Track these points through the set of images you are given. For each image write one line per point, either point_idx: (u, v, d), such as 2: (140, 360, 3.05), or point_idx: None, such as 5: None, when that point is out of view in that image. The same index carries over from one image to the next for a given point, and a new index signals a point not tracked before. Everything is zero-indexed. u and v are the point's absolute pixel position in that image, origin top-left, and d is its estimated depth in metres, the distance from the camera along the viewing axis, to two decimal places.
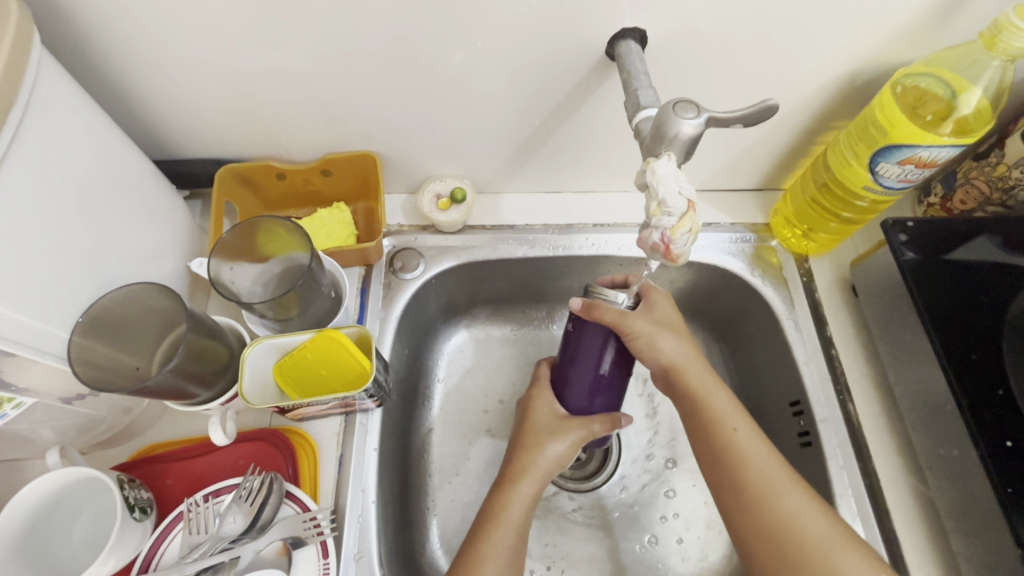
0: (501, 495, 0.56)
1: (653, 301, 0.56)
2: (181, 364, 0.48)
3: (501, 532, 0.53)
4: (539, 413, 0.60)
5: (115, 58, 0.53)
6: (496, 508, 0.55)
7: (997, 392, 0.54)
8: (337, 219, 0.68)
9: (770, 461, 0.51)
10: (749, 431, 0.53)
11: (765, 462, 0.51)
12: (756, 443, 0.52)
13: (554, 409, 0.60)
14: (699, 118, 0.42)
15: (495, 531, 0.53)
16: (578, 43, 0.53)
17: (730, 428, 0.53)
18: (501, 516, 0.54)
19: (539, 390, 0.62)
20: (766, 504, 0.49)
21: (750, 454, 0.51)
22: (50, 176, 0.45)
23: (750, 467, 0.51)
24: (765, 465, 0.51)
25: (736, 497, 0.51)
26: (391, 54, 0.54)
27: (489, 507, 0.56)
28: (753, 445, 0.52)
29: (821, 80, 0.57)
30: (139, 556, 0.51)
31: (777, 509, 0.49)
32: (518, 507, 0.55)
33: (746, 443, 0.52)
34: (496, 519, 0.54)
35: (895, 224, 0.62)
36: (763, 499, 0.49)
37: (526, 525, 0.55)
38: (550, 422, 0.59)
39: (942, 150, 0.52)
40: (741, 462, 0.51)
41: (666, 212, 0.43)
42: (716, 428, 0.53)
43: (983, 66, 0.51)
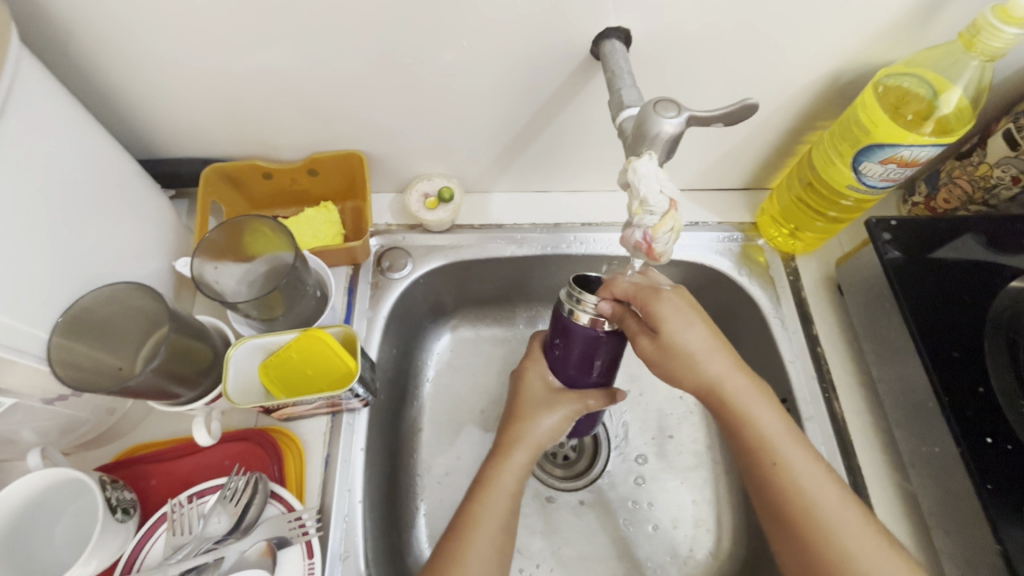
0: (496, 459, 0.56)
1: (663, 300, 0.49)
2: (163, 364, 0.48)
3: (492, 496, 0.54)
4: (532, 387, 0.59)
5: (97, 56, 0.52)
6: (486, 473, 0.55)
7: (978, 389, 0.54)
8: (324, 218, 0.68)
9: (824, 489, 0.47)
10: (801, 456, 0.48)
11: (821, 490, 0.47)
12: (809, 469, 0.48)
13: (547, 380, 0.59)
14: (679, 117, 0.42)
15: (486, 494, 0.54)
16: (563, 42, 0.53)
17: (780, 454, 0.48)
18: (492, 482, 0.54)
19: (531, 363, 0.61)
20: (821, 536, 0.45)
21: (803, 483, 0.47)
22: (30, 176, 0.45)
23: (801, 497, 0.47)
24: (818, 492, 0.47)
25: (789, 530, 0.47)
26: (376, 54, 0.54)
27: (482, 474, 0.56)
28: (805, 475, 0.47)
29: (805, 80, 0.58)
30: (122, 558, 0.50)
31: (835, 544, 0.45)
32: (510, 472, 0.55)
33: (796, 470, 0.48)
34: (488, 483, 0.54)
35: (878, 223, 0.62)
36: (816, 533, 0.46)
37: (519, 493, 0.55)
38: (544, 396, 0.58)
39: (923, 149, 0.53)
40: (793, 492, 0.47)
41: (648, 211, 0.43)
42: (763, 454, 0.48)
43: (964, 66, 0.52)
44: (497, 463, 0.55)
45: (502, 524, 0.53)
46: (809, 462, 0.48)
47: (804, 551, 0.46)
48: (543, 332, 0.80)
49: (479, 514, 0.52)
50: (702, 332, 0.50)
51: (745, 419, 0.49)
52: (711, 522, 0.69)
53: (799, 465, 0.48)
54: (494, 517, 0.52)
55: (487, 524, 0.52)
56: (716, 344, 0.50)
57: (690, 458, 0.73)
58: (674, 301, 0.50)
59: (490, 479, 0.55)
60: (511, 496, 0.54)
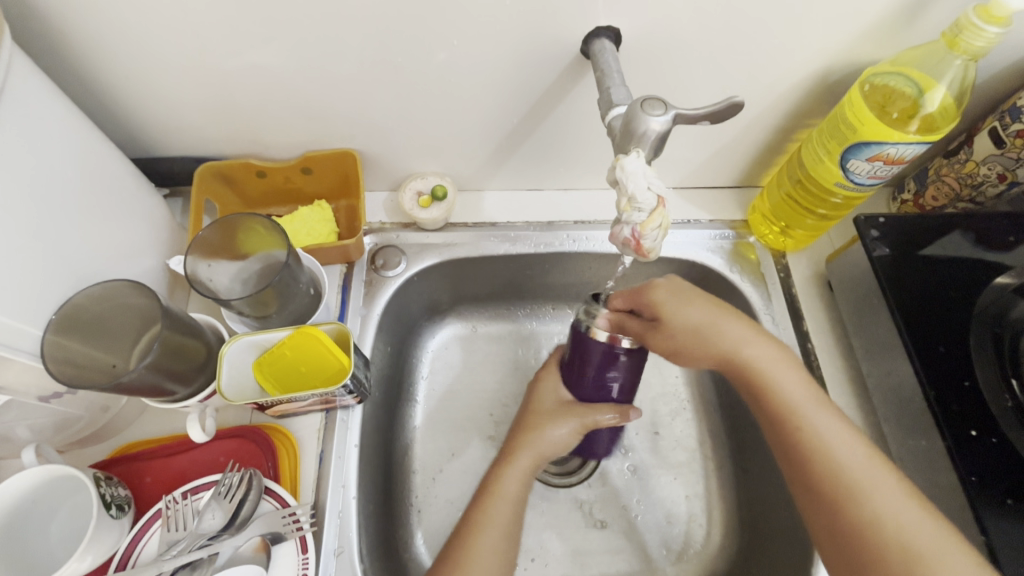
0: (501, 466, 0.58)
1: (658, 287, 0.55)
2: (157, 360, 0.49)
3: (497, 503, 0.55)
4: (545, 397, 0.62)
5: (90, 55, 0.53)
6: (492, 481, 0.57)
7: (963, 383, 0.55)
8: (318, 217, 0.68)
9: (853, 454, 0.47)
10: (826, 422, 0.49)
11: (851, 454, 0.47)
12: (836, 433, 0.48)
13: (559, 393, 0.61)
14: (666, 115, 0.42)
15: (490, 501, 0.55)
16: (554, 41, 0.54)
17: (805, 419, 0.49)
18: (496, 489, 0.55)
19: (545, 372, 0.64)
20: (853, 499, 0.45)
21: (830, 446, 0.47)
22: (22, 174, 0.45)
23: (830, 460, 0.47)
24: (847, 455, 0.47)
25: (822, 499, 0.46)
26: (369, 53, 0.54)
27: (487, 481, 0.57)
28: (831, 434, 0.48)
29: (794, 78, 0.58)
30: (117, 553, 0.51)
31: (868, 507, 0.44)
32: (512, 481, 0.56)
33: (823, 433, 0.48)
34: (492, 489, 0.56)
35: (867, 220, 0.63)
36: (849, 496, 0.45)
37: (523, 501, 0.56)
38: (554, 406, 0.61)
39: (909, 147, 0.54)
40: (821, 456, 0.47)
41: (636, 208, 0.44)
42: (786, 420, 0.49)
43: (947, 65, 0.53)
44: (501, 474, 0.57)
45: (507, 526, 0.54)
46: (837, 426, 0.48)
47: (838, 516, 0.45)
48: (538, 329, 0.80)
49: (486, 518, 0.53)
50: (709, 309, 0.54)
51: (769, 383, 0.51)
52: (704, 517, 0.70)
53: (824, 428, 0.48)
54: (501, 521, 0.53)
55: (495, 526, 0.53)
56: (727, 317, 0.54)
57: (683, 454, 0.73)
58: (670, 287, 0.55)
59: (496, 488, 0.55)
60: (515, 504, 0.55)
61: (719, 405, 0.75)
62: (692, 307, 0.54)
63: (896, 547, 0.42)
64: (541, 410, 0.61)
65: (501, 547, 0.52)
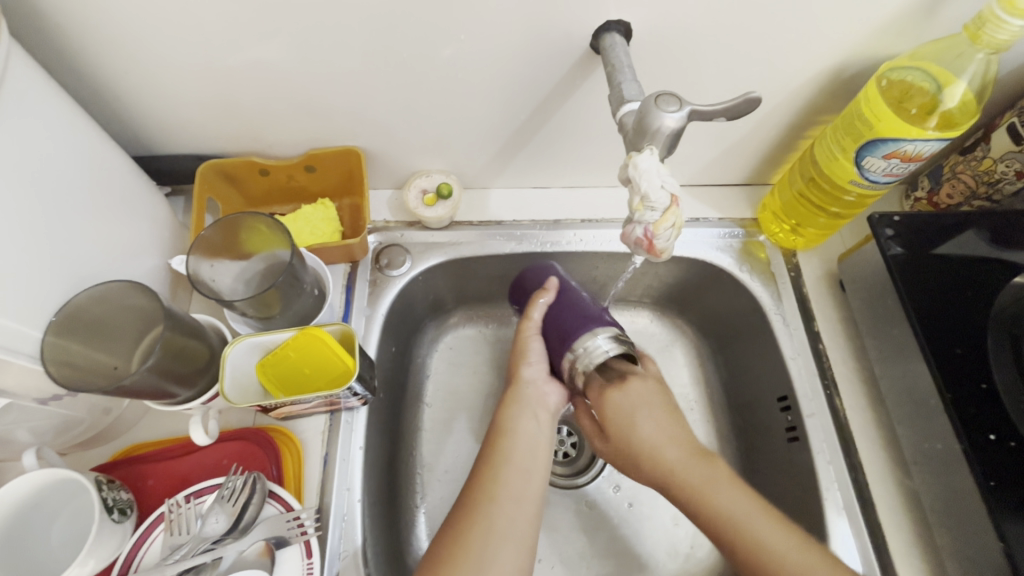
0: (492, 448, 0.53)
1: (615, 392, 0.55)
2: (158, 363, 0.48)
3: (510, 442, 0.53)
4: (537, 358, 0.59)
5: (90, 51, 0.52)
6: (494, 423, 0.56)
7: (981, 385, 0.54)
8: (322, 215, 0.67)
9: (755, 513, 0.49)
10: (731, 489, 0.50)
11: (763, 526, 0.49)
12: (739, 500, 0.50)
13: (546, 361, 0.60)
14: (681, 111, 0.41)
15: (501, 441, 0.54)
16: (562, 35, 0.52)
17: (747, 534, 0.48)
18: (506, 429, 0.55)
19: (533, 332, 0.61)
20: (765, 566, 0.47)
21: (734, 515, 0.49)
22: (22, 172, 0.44)
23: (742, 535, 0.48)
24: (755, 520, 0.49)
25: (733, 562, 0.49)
26: (376, 50, 0.53)
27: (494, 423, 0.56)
28: (771, 538, 0.48)
29: (809, 73, 0.57)
30: (119, 558, 0.50)
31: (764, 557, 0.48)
32: (521, 416, 0.55)
33: (728, 504, 0.50)
34: (501, 430, 0.54)
35: (882, 218, 0.61)
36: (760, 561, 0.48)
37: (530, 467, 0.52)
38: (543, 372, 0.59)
39: (927, 144, 0.52)
40: (730, 527, 0.49)
41: (649, 207, 0.43)
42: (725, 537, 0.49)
43: (968, 59, 0.51)
44: (507, 415, 0.55)
45: (530, 451, 0.53)
46: (741, 493, 0.50)
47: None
48: None
49: (498, 452, 0.53)
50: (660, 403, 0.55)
51: (706, 498, 0.50)
52: None
53: (726, 495, 0.50)
54: (513, 458, 0.52)
55: (508, 461, 0.52)
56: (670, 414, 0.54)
57: None
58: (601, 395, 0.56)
59: (504, 427, 0.55)
60: (529, 433, 0.54)
61: (728, 406, 0.74)
62: (620, 435, 0.54)
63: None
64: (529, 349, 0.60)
65: (526, 471, 0.52)
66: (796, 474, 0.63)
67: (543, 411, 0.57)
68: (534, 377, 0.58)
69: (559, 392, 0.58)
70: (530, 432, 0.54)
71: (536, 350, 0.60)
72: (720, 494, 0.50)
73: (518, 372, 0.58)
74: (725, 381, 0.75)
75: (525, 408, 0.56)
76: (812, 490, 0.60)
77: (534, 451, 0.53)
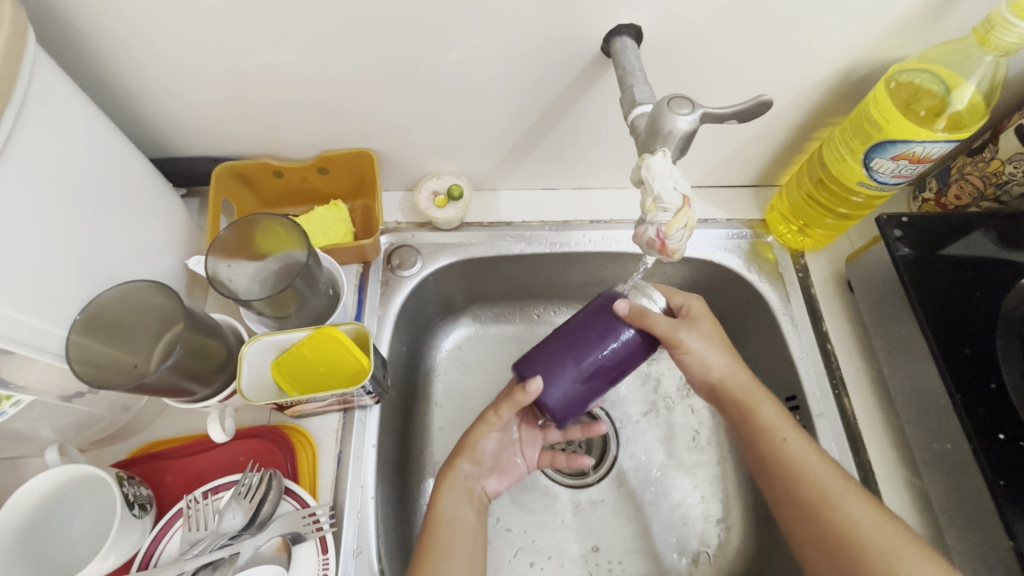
0: (431, 528, 0.56)
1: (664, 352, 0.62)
2: (179, 361, 0.48)
3: (446, 529, 0.55)
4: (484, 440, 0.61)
5: (111, 57, 0.53)
6: (431, 511, 0.57)
7: (990, 385, 0.54)
8: (335, 216, 0.68)
9: (829, 472, 0.51)
10: (803, 440, 0.54)
11: (836, 482, 0.50)
12: (811, 451, 0.53)
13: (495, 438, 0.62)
14: (694, 114, 0.42)
15: (440, 531, 0.55)
16: (573, 39, 0.53)
17: (836, 506, 0.49)
18: (445, 518, 0.56)
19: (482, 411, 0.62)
20: (826, 512, 0.49)
21: (804, 460, 0.52)
22: (49, 175, 0.45)
23: (808, 478, 0.51)
24: (824, 473, 0.51)
25: (802, 510, 0.51)
26: (389, 54, 0.54)
27: (430, 510, 0.57)
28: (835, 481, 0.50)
29: (816, 76, 0.58)
30: (139, 553, 0.51)
31: (840, 515, 0.49)
32: (459, 503, 0.58)
33: (800, 452, 0.52)
34: (439, 519, 0.56)
35: (890, 219, 0.62)
36: (822, 506, 0.49)
37: (468, 547, 0.55)
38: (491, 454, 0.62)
39: (936, 145, 0.53)
40: (799, 469, 0.52)
41: (662, 208, 0.43)
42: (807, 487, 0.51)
43: (977, 62, 0.52)
44: (443, 497, 0.58)
45: (469, 541, 0.56)
46: (809, 444, 0.53)
47: (813, 524, 0.50)
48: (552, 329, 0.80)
49: (437, 543, 0.54)
50: (715, 343, 0.58)
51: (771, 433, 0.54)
52: (721, 518, 0.70)
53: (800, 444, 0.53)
54: (451, 547, 0.54)
55: (448, 556, 0.53)
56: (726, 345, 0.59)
57: (699, 454, 0.73)
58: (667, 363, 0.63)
59: (441, 517, 0.56)
60: (464, 518, 0.57)
61: None
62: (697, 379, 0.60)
63: (866, 555, 0.46)
64: (478, 445, 0.61)
65: (468, 562, 0.54)
66: None
67: (476, 501, 0.60)
68: (472, 469, 0.61)
69: (495, 480, 0.64)
70: (467, 520, 0.57)
71: (485, 446, 0.61)
72: (791, 444, 0.53)
73: (454, 463, 0.60)
74: None
75: (462, 496, 0.59)
76: None
77: (469, 540, 0.56)
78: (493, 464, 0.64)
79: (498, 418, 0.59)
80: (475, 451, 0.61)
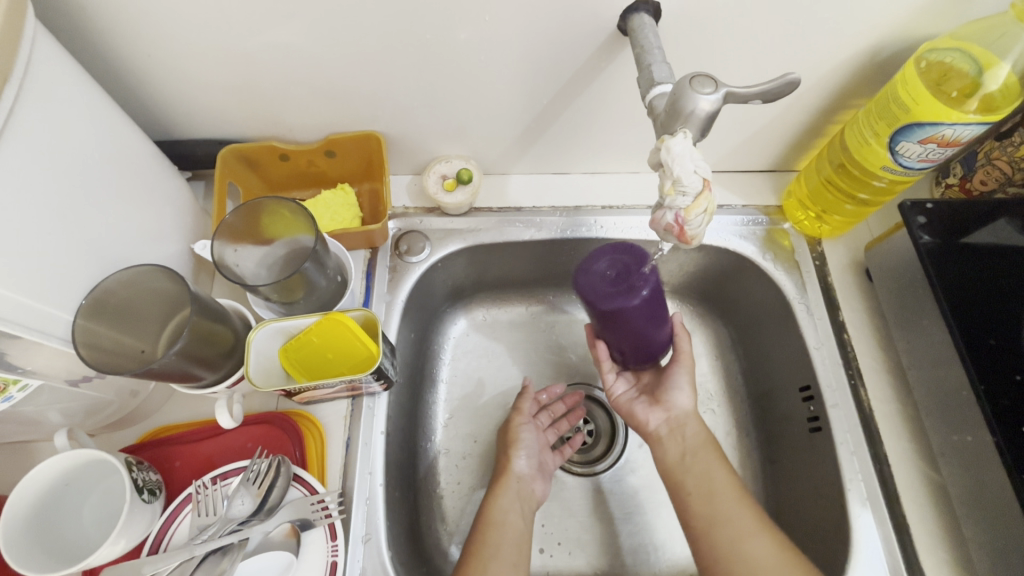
0: (483, 527, 0.58)
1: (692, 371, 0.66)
2: (186, 347, 0.48)
3: (498, 531, 0.58)
4: (524, 433, 0.67)
5: (111, 35, 0.51)
6: (486, 513, 0.60)
7: (1014, 377, 0.53)
8: (342, 201, 0.67)
9: (745, 510, 0.55)
10: (726, 477, 0.57)
11: (746, 520, 0.54)
12: (730, 486, 0.56)
13: (534, 434, 0.67)
14: (717, 93, 0.41)
15: (492, 531, 0.57)
16: (589, 17, 0.51)
17: (743, 544, 0.53)
18: (495, 521, 0.58)
19: (519, 413, 0.69)
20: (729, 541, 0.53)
21: (724, 495, 0.56)
22: (53, 157, 0.44)
23: (723, 508, 0.55)
24: (740, 513, 0.54)
25: (707, 533, 0.55)
26: (396, 31, 0.52)
27: (484, 512, 0.60)
28: (744, 518, 0.54)
29: (841, 56, 0.56)
30: (150, 536, 0.51)
31: (743, 548, 0.52)
32: (508, 509, 0.60)
33: (721, 485, 0.57)
34: (490, 521, 0.58)
35: (914, 206, 0.60)
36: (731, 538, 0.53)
37: (518, 543, 0.58)
38: (534, 445, 0.67)
39: (966, 128, 0.51)
40: (713, 498, 0.56)
41: (681, 191, 0.42)
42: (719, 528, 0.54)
43: (1013, 39, 0.49)
44: (495, 504, 0.60)
45: (515, 543, 0.57)
46: (731, 480, 0.57)
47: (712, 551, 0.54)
48: (563, 317, 0.79)
49: (488, 543, 0.56)
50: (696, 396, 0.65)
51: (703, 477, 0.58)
52: None
53: (721, 483, 0.57)
54: (501, 549, 0.56)
55: (494, 555, 0.55)
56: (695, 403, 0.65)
57: None
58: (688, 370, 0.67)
59: (493, 519, 0.59)
60: (514, 522, 0.59)
61: (748, 395, 0.73)
62: (658, 412, 0.63)
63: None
64: (518, 441, 0.66)
65: (513, 564, 0.55)
66: (819, 464, 0.62)
67: (526, 505, 0.62)
68: (521, 470, 0.64)
69: (541, 484, 0.65)
70: (517, 525, 0.59)
71: (526, 441, 0.66)
72: (719, 498, 0.56)
73: (507, 469, 0.63)
74: (747, 371, 0.74)
75: (514, 501, 0.61)
76: (834, 481, 0.60)
77: (517, 545, 0.57)
78: (538, 469, 0.66)
79: (525, 416, 0.68)
80: (518, 448, 0.65)
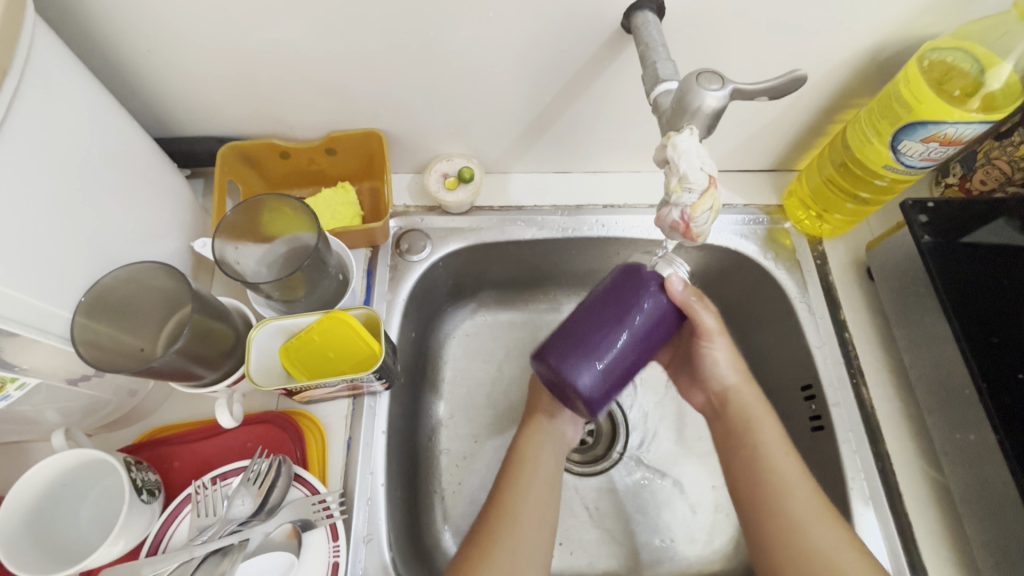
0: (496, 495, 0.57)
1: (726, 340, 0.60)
2: (187, 345, 0.47)
3: (530, 472, 0.58)
4: None
5: (110, 30, 0.51)
6: (517, 452, 0.60)
7: (1016, 375, 0.53)
8: (342, 199, 0.67)
9: (806, 490, 0.52)
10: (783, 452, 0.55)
11: (811, 511, 0.51)
12: (788, 462, 0.54)
13: None
14: (723, 90, 0.40)
15: (515, 484, 0.57)
16: (592, 14, 0.51)
17: (806, 535, 0.50)
18: (529, 459, 0.59)
19: None
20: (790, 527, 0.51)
21: (784, 473, 0.53)
22: (52, 152, 0.44)
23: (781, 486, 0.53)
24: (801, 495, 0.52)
25: (766, 514, 0.53)
26: (397, 28, 0.52)
27: (515, 453, 0.60)
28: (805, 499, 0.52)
29: (843, 54, 0.56)
30: (148, 537, 0.51)
31: (807, 541, 0.50)
32: (541, 451, 0.60)
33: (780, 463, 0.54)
34: (524, 460, 0.59)
35: (915, 204, 0.60)
36: (793, 529, 0.51)
37: (553, 483, 0.58)
38: None
39: (969, 126, 0.51)
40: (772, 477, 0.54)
41: (687, 188, 0.42)
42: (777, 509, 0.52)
43: (1014, 39, 0.50)
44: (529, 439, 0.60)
45: (547, 483, 0.57)
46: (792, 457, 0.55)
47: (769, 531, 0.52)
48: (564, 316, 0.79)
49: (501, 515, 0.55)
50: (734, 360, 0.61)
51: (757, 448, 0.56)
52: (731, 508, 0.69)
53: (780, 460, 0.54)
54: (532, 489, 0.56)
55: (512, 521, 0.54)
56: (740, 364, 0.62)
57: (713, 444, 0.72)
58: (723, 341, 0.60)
59: (527, 456, 0.59)
60: (547, 462, 0.59)
61: None
62: (699, 392, 0.65)
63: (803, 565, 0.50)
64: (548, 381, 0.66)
65: (544, 502, 0.56)
66: (821, 463, 0.62)
67: (559, 445, 0.62)
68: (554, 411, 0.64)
69: (572, 429, 0.64)
70: (549, 464, 0.59)
71: None
72: (777, 476, 0.54)
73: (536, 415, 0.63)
74: None
75: (546, 440, 0.61)
76: (837, 480, 0.59)
77: (548, 485, 0.57)
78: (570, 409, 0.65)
79: None
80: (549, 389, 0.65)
